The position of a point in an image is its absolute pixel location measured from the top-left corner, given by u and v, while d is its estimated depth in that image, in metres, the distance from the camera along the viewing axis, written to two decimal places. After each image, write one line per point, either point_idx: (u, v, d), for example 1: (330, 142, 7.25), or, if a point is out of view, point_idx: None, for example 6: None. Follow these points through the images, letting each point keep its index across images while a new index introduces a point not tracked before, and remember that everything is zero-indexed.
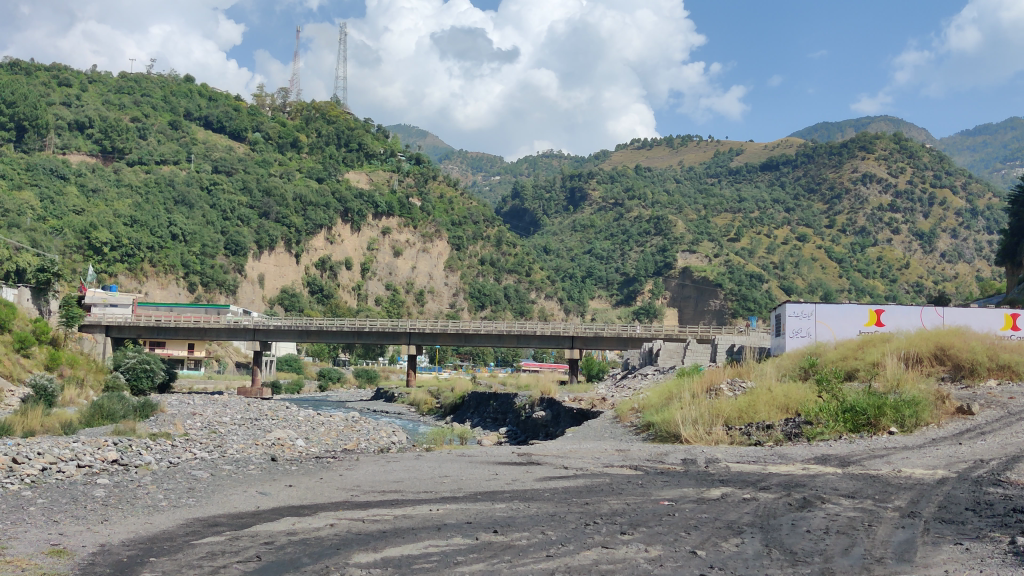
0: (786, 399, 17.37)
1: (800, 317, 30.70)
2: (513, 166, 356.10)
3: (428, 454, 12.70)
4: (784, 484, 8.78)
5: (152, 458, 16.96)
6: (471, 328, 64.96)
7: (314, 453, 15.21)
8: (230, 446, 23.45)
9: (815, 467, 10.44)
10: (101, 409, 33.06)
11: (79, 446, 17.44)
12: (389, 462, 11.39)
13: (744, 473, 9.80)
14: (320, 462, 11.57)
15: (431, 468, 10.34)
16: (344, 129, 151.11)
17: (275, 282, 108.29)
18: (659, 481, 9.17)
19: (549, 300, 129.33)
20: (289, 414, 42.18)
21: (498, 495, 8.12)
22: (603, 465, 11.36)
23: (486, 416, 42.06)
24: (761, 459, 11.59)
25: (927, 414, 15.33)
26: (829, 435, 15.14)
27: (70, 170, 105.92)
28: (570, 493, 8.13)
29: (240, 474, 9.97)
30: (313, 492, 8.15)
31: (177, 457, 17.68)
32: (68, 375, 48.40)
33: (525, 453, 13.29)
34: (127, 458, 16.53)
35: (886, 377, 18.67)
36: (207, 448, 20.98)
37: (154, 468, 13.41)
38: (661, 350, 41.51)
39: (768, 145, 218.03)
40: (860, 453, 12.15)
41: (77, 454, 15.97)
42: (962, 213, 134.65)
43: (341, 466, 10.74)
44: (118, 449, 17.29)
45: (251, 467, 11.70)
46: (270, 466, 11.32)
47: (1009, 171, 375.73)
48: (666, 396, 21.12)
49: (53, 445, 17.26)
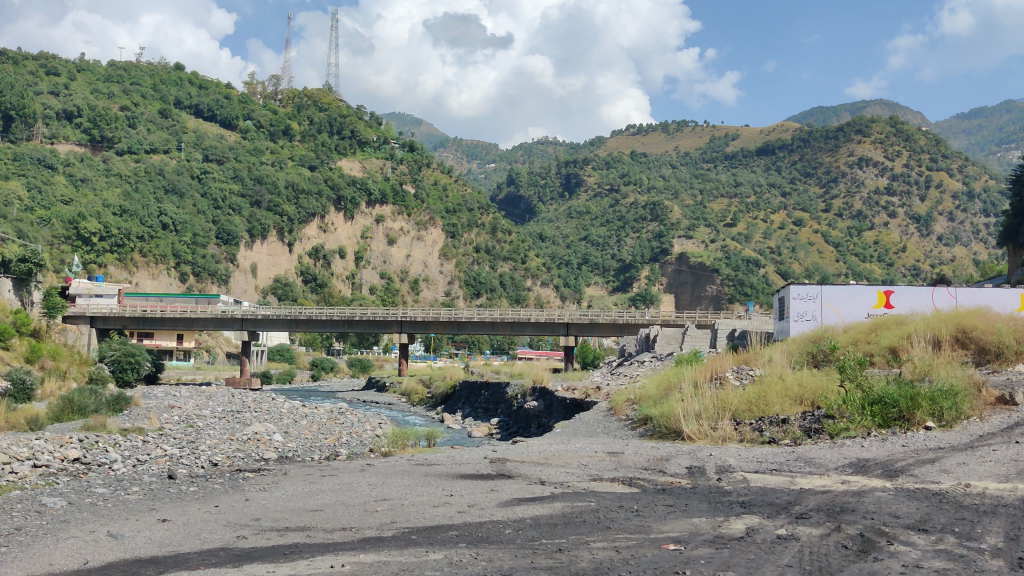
0: (800, 388, 15.42)
1: (805, 300, 28.84)
2: (509, 153, 352.32)
3: (379, 466, 10.41)
4: (825, 510, 6.58)
5: (115, 455, 15.28)
6: (463, 316, 62.75)
7: (264, 462, 13.09)
8: (201, 443, 21.50)
9: (862, 480, 8.17)
10: (70, 404, 30.74)
11: (39, 444, 15.75)
12: (329, 475, 9.23)
13: (770, 491, 7.56)
14: (236, 479, 9.30)
15: (371, 486, 8.09)
16: (336, 117, 148.42)
17: (268, 271, 106.33)
18: (662, 505, 6.95)
19: (545, 287, 126.93)
20: (273, 405, 39.92)
21: (445, 532, 5.99)
22: (590, 478, 9.09)
23: (478, 406, 40.04)
24: (785, 469, 9.31)
25: (967, 406, 13.17)
26: (854, 431, 13.10)
27: (59, 159, 103.24)
28: (539, 530, 6.00)
29: (111, 503, 7.71)
30: (196, 528, 6.13)
31: (145, 455, 15.88)
32: (51, 367, 45.77)
33: (499, 459, 11.14)
34: (89, 456, 14.81)
35: (915, 364, 16.53)
36: (178, 446, 18.99)
37: (82, 479, 11.55)
38: (660, 337, 39.50)
39: (764, 130, 215.84)
40: (903, 457, 9.97)
41: (30, 454, 14.29)
42: (960, 196, 132.45)
43: (259, 485, 8.49)
44: (79, 448, 15.60)
45: (139, 489, 9.36)
46: (177, 485, 9.09)
47: (1005, 155, 371.67)
48: (664, 386, 19.08)
49: (10, 442, 15.55)
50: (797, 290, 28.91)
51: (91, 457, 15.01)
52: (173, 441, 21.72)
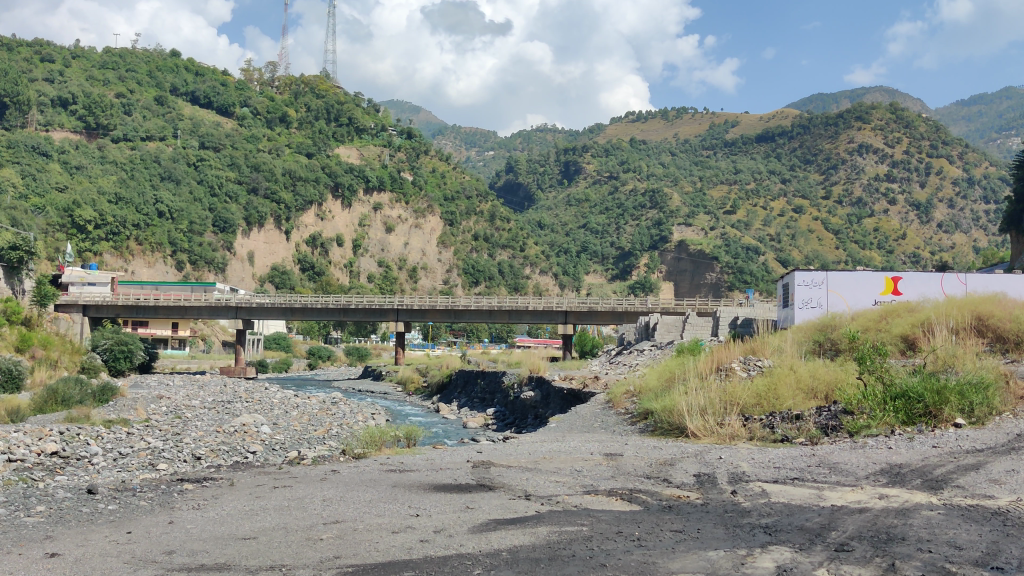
0: (814, 380, 14.35)
1: (809, 287, 27.70)
2: (507, 139, 348.98)
3: (344, 473, 9.37)
4: (865, 539, 5.40)
5: (96, 448, 14.31)
6: (461, 304, 61.50)
7: (236, 468, 11.98)
8: (186, 434, 20.48)
9: (900, 494, 6.96)
10: (55, 394, 29.32)
11: (16, 436, 14.75)
12: (274, 492, 8.07)
13: (791, 511, 6.34)
14: (165, 500, 8.09)
15: (316, 502, 6.98)
16: (334, 104, 146.43)
17: (265, 259, 105.01)
18: (669, 529, 5.79)
19: (544, 275, 125.69)
20: (265, 395, 38.74)
21: (395, 572, 4.89)
22: (583, 491, 7.81)
23: (473, 395, 38.91)
24: (804, 478, 8.10)
25: (999, 401, 12.02)
26: (876, 428, 11.92)
27: (54, 147, 101.31)
28: (511, 571, 4.82)
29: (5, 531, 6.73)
30: (85, 566, 5.36)
31: (130, 448, 14.93)
32: (42, 356, 44.60)
33: (484, 465, 9.95)
34: (68, 450, 13.88)
35: (938, 352, 15.29)
36: (161, 437, 17.81)
37: (40, 484, 10.49)
38: (659, 325, 38.38)
39: (764, 117, 214.22)
40: (941, 462, 8.74)
41: (5, 447, 13.37)
42: (960, 182, 130.45)
43: (188, 508, 7.35)
44: (58, 441, 14.58)
45: (49, 509, 8.14)
46: (100, 506, 7.94)
47: (1005, 142, 368.42)
48: (666, 377, 17.92)
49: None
50: (801, 276, 27.78)
51: (71, 450, 14.04)
52: (158, 433, 20.57)
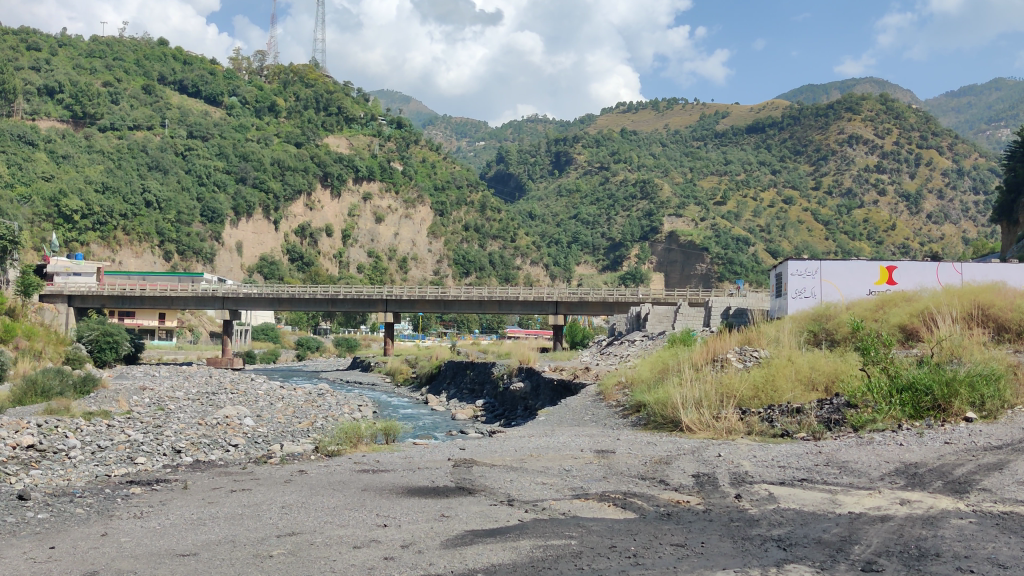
0: (814, 371, 13.72)
1: (803, 276, 26.97)
2: (498, 131, 347.20)
3: (311, 473, 8.72)
4: (893, 555, 4.77)
5: (73, 441, 13.54)
6: (450, 295, 60.63)
7: (209, 467, 11.21)
8: (168, 427, 19.77)
9: (924, 499, 6.26)
10: (34, 385, 28.39)
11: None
12: (231, 497, 7.36)
13: (808, 520, 5.62)
14: (108, 507, 7.38)
15: (274, 511, 6.34)
16: (323, 93, 144.99)
17: (254, 249, 103.91)
18: (670, 542, 5.12)
19: (535, 266, 124.06)
20: (251, 386, 37.80)
21: None
22: (572, 495, 7.11)
23: (463, 386, 38.19)
24: (813, 479, 7.40)
25: (1010, 394, 11.38)
26: (883, 422, 11.26)
27: (39, 136, 99.79)
28: None
29: None
30: None
31: (107, 441, 14.14)
32: (25, 347, 43.66)
33: (463, 464, 9.23)
34: (44, 444, 13.08)
35: (941, 342, 14.61)
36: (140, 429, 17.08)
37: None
38: (650, 315, 37.64)
39: (754, 108, 213.57)
40: (959, 462, 8.06)
41: None
42: (949, 173, 129.91)
43: (131, 518, 6.70)
44: (33, 433, 13.76)
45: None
46: (30, 516, 7.32)
47: (994, 134, 368.45)
48: (658, 369, 17.23)
49: None
50: (794, 266, 27.05)
51: (47, 443, 13.23)
52: (138, 426, 19.80)
